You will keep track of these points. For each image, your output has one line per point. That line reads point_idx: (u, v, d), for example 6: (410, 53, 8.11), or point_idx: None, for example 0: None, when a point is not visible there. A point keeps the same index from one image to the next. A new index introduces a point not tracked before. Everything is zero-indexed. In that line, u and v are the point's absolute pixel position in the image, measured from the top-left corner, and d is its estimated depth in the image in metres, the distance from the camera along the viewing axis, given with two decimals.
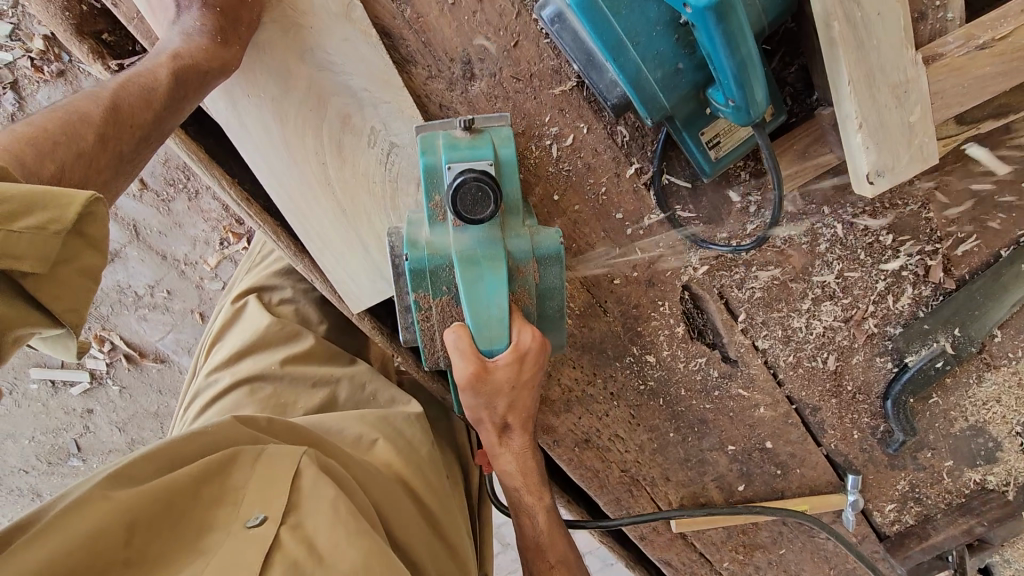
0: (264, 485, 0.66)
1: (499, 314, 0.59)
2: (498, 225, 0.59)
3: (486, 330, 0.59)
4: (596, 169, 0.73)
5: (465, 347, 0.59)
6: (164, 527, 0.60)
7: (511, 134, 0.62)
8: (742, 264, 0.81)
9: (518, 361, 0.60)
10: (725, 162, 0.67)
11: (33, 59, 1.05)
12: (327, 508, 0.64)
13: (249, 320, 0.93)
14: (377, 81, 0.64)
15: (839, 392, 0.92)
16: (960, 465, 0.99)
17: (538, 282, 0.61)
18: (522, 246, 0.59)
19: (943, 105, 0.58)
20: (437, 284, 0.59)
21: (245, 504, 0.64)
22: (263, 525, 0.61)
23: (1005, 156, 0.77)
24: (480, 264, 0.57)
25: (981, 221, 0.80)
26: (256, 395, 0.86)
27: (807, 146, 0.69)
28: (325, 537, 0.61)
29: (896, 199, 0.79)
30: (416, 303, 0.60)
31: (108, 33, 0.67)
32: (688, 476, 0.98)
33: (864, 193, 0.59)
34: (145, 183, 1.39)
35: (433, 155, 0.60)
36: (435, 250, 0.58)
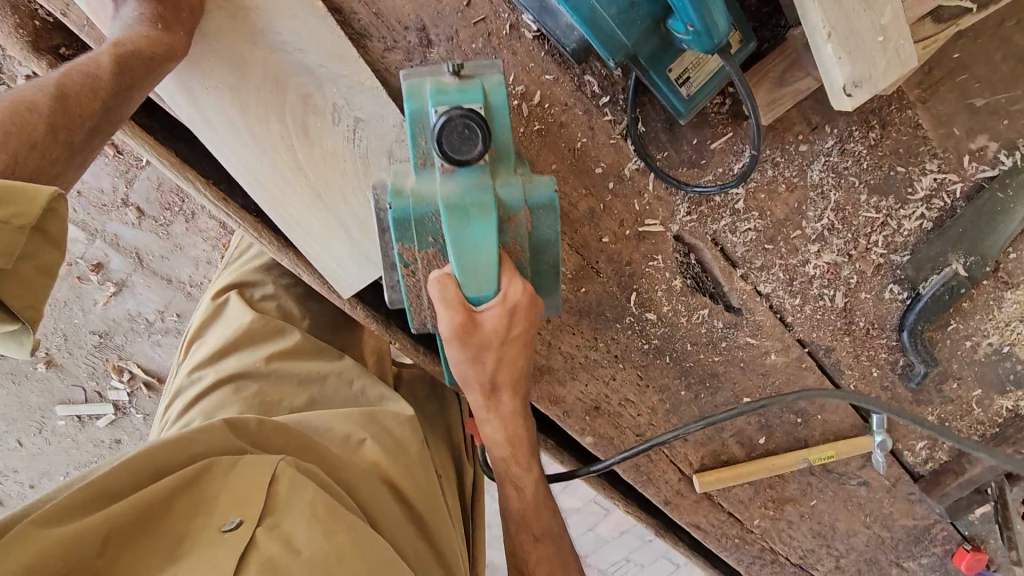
0: (240, 488, 0.65)
1: (487, 261, 0.56)
2: (489, 173, 0.56)
3: (472, 275, 0.56)
4: (569, 125, 0.71)
5: (448, 317, 0.57)
6: (137, 536, 0.60)
7: (501, 74, 0.58)
8: (732, 207, 0.78)
9: (506, 315, 0.57)
10: (699, 100, 0.65)
11: None
12: (304, 507, 0.64)
13: (231, 317, 0.93)
14: (333, 57, 0.64)
15: (851, 330, 0.89)
16: (988, 393, 0.97)
17: (530, 231, 0.58)
18: (511, 195, 0.56)
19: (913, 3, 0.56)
20: (422, 235, 0.56)
21: (218, 511, 0.63)
22: (238, 529, 0.61)
23: (994, 58, 0.73)
24: (467, 212, 0.54)
25: (979, 131, 0.77)
26: (241, 392, 0.85)
27: (782, 71, 0.67)
28: (302, 535, 0.61)
29: (887, 120, 0.76)
30: (402, 256, 0.58)
31: (67, 48, 0.67)
32: (705, 434, 0.96)
33: (842, 107, 0.57)
34: (142, 212, 1.40)
35: (419, 101, 0.56)
36: (420, 200, 0.55)
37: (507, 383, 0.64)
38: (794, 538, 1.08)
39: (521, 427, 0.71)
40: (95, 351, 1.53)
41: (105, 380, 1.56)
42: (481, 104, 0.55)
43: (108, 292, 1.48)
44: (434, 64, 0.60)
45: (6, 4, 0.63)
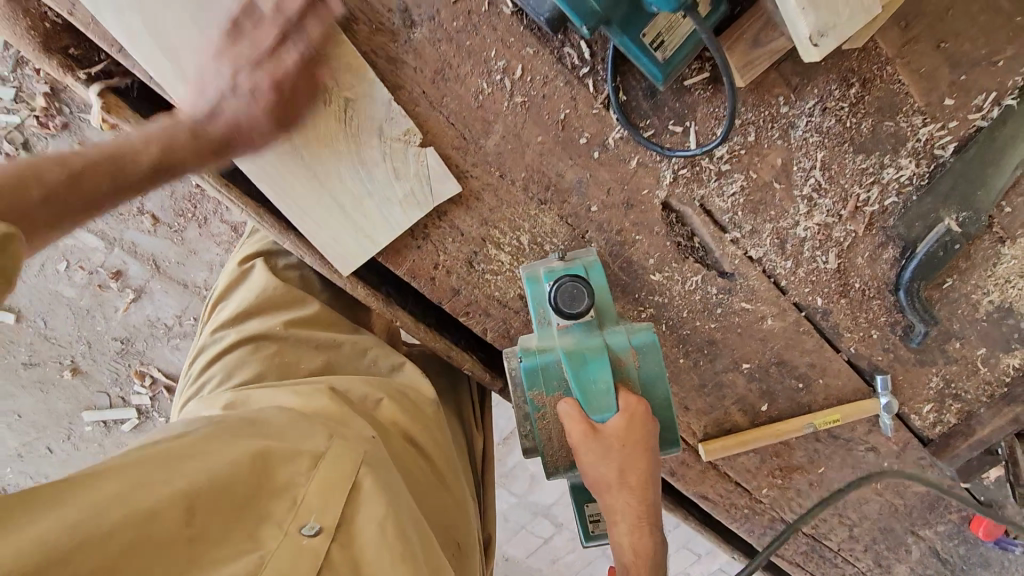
0: (323, 486, 0.64)
1: (605, 386, 0.65)
2: (596, 324, 0.67)
3: (596, 399, 0.65)
4: (551, 97, 0.73)
5: (578, 436, 0.64)
6: (220, 510, 0.58)
7: (599, 256, 0.72)
8: (718, 171, 0.80)
9: (628, 423, 0.64)
10: (674, 64, 0.67)
11: (38, 117, 1.26)
12: (377, 526, 0.62)
13: (253, 283, 0.95)
14: (322, 41, 0.67)
15: (847, 291, 0.90)
16: (994, 351, 0.97)
17: (638, 369, 0.67)
18: (620, 338, 0.67)
19: None
20: (549, 380, 0.66)
21: (296, 505, 0.62)
22: (317, 537, 0.60)
23: (971, 10, 0.74)
24: (583, 352, 0.65)
25: (962, 85, 0.78)
26: (259, 352, 0.87)
27: (756, 32, 0.69)
28: (370, 559, 0.61)
29: (867, 77, 0.76)
30: (533, 404, 0.67)
31: (75, 48, 0.72)
32: (707, 403, 0.97)
33: (810, 59, 0.58)
34: (156, 219, 1.45)
35: (536, 279, 0.70)
36: (543, 350, 0.66)
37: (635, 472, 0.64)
38: (805, 507, 1.08)
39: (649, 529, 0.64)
40: (118, 356, 1.58)
41: (128, 386, 1.61)
42: (585, 272, 0.68)
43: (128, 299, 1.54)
44: (543, 257, 0.74)
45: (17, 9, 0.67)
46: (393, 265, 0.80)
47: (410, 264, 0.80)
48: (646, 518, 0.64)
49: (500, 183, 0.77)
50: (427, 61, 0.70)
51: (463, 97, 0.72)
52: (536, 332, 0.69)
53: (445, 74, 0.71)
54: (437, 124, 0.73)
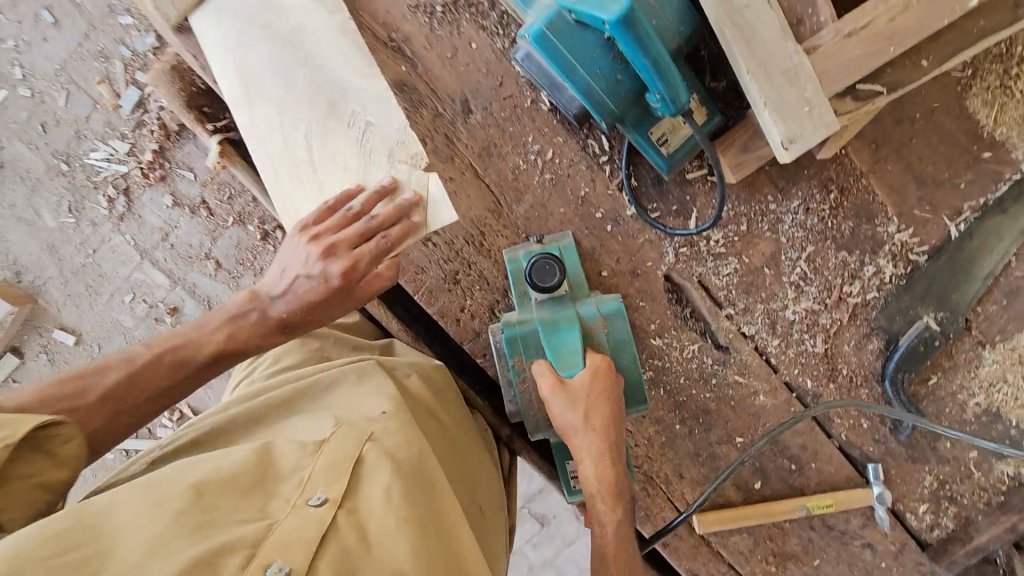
0: (327, 464, 0.67)
1: (575, 346, 0.76)
2: (569, 296, 0.80)
3: (566, 359, 0.76)
4: (574, 176, 0.89)
5: (549, 388, 0.75)
6: (229, 492, 0.62)
7: (572, 240, 0.86)
8: (715, 252, 0.92)
9: (594, 378, 0.75)
10: (675, 158, 0.83)
11: (143, 169, 1.42)
12: (380, 495, 0.66)
13: None
14: (359, 75, 0.81)
15: (836, 376, 0.97)
16: (987, 456, 1.00)
17: (608, 335, 0.79)
18: (589, 308, 0.79)
19: (829, 82, 0.70)
20: (528, 347, 0.78)
21: (305, 480, 0.65)
22: (324, 506, 0.63)
23: (933, 141, 0.89)
24: (558, 319, 0.78)
25: (928, 200, 0.90)
26: (303, 346, 0.90)
27: (747, 140, 0.84)
28: (377, 524, 0.64)
29: (845, 186, 0.90)
30: (515, 369, 0.79)
31: (208, 107, 0.92)
32: (702, 473, 1.01)
33: (784, 159, 0.72)
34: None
35: (518, 261, 0.84)
36: (524, 321, 0.79)
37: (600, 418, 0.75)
38: None
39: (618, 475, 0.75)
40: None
41: None
42: (560, 252, 0.83)
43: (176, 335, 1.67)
44: (524, 240, 0.89)
45: (178, 76, 0.90)
46: (426, 302, 0.92)
47: (441, 304, 0.92)
48: (608, 452, 0.74)
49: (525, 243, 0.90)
50: (477, 139, 0.87)
51: (503, 171, 0.88)
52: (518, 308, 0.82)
53: (490, 151, 0.88)
54: (479, 189, 0.89)
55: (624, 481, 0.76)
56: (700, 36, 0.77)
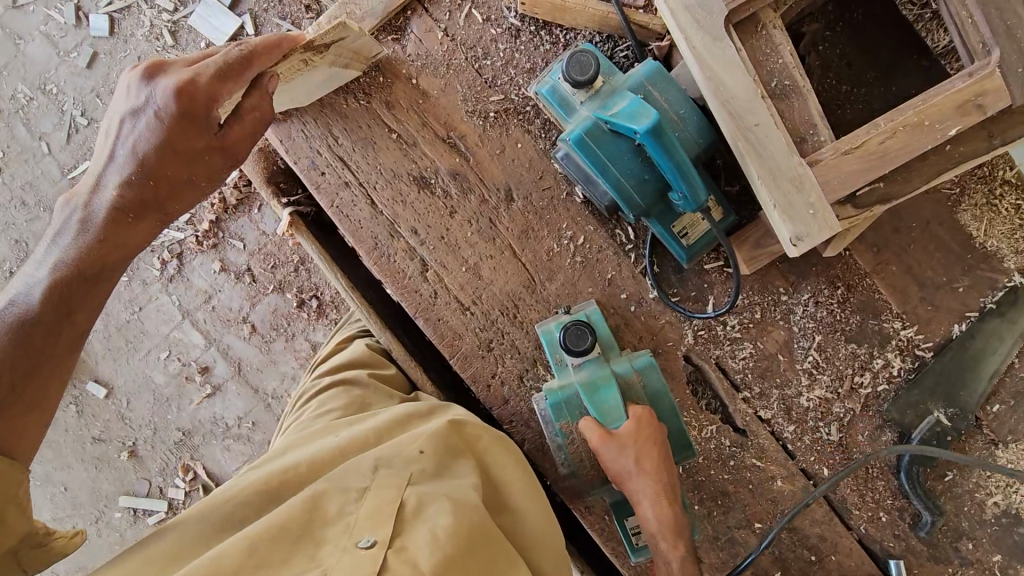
0: (373, 512, 0.71)
1: (614, 400, 0.86)
2: (601, 358, 0.90)
3: (609, 413, 0.85)
4: (602, 260, 0.98)
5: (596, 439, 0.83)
6: (281, 547, 0.68)
7: (596, 306, 0.95)
8: (731, 337, 0.99)
9: (637, 426, 0.84)
10: (694, 248, 0.92)
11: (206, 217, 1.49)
12: (425, 535, 0.69)
13: (349, 349, 1.05)
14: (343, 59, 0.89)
15: (851, 466, 0.99)
16: (1011, 561, 0.99)
17: (645, 387, 0.90)
18: (621, 367, 0.89)
19: (830, 190, 0.80)
20: (572, 409, 0.89)
21: (350, 529, 0.70)
22: (372, 548, 0.67)
23: (930, 248, 0.98)
24: (595, 380, 0.87)
25: (930, 300, 0.98)
26: (350, 391, 0.95)
27: (759, 237, 0.94)
28: (427, 560, 0.66)
29: (851, 283, 0.98)
30: (563, 431, 0.90)
31: (283, 183, 1.05)
32: (720, 559, 1.00)
33: (793, 254, 0.81)
34: (255, 328, 1.69)
35: (548, 332, 0.94)
36: (564, 387, 0.89)
37: (652, 461, 0.83)
38: None
39: (675, 511, 0.84)
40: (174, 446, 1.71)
41: (171, 477, 1.71)
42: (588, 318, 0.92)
43: (202, 394, 1.72)
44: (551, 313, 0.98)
45: (262, 155, 1.04)
46: (461, 367, 0.99)
47: (474, 370, 0.99)
48: (664, 492, 0.83)
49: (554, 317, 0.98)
50: (517, 223, 0.98)
51: (538, 252, 0.99)
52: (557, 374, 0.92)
53: (528, 234, 0.98)
54: (516, 267, 0.99)
55: (681, 519, 0.84)
56: (718, 146, 0.89)
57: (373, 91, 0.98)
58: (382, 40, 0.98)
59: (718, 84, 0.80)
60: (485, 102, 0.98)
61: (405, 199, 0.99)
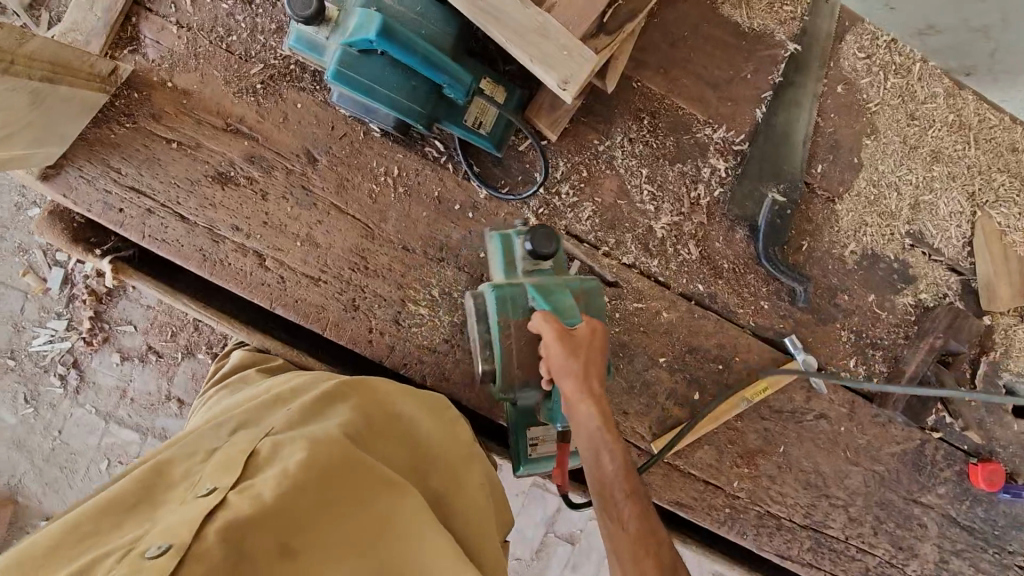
0: (224, 463, 0.68)
1: (568, 303, 0.86)
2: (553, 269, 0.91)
3: (563, 311, 0.85)
4: (424, 181, 0.99)
5: (554, 328, 0.80)
6: (115, 511, 0.62)
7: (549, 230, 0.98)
8: (570, 202, 1.02)
9: (593, 329, 0.82)
10: (494, 133, 0.94)
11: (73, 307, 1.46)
12: (273, 473, 0.66)
13: (231, 359, 1.02)
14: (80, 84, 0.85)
15: (721, 272, 1.05)
16: (885, 294, 1.08)
17: (590, 307, 0.90)
18: (575, 280, 0.91)
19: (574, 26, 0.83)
20: (515, 304, 0.86)
21: (197, 482, 0.66)
22: (211, 493, 0.63)
23: (708, 51, 1.03)
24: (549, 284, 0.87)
25: (727, 97, 1.03)
26: (229, 388, 0.92)
27: (551, 101, 0.97)
28: (270, 495, 0.63)
29: (654, 111, 1.02)
30: (500, 324, 0.86)
31: (92, 237, 1.01)
32: (643, 404, 1.06)
33: (568, 99, 0.84)
34: (183, 401, 1.56)
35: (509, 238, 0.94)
36: (513, 284, 0.88)
37: (595, 363, 0.80)
38: (787, 495, 1.09)
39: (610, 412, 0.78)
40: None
41: None
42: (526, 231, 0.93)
43: None
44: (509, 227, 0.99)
45: (56, 218, 0.99)
46: (337, 335, 1.00)
47: (351, 333, 1.00)
48: (599, 398, 0.78)
49: (403, 252, 1.00)
50: (330, 179, 0.98)
51: (361, 199, 0.99)
52: (506, 278, 0.92)
53: (345, 186, 0.98)
54: (348, 221, 0.99)
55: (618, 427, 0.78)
56: (471, 34, 0.91)
57: (134, 109, 0.94)
58: (119, 54, 0.94)
59: None
60: (248, 77, 0.96)
61: (213, 201, 0.96)
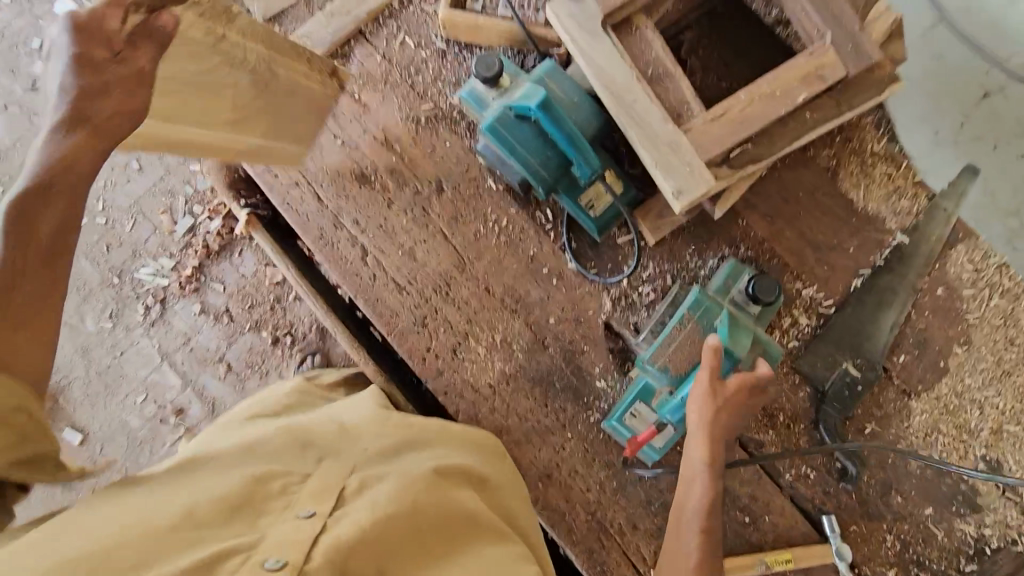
0: (319, 488, 0.72)
1: (745, 339, 0.92)
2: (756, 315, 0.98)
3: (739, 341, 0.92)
4: (525, 239, 1.09)
5: (714, 367, 0.88)
6: (218, 515, 0.64)
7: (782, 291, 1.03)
8: (647, 303, 1.07)
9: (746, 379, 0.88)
10: (601, 219, 1.04)
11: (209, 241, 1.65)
12: (368, 508, 0.70)
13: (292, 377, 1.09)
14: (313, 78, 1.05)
15: (773, 423, 1.04)
16: (942, 512, 1.01)
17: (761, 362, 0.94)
18: (761, 337, 0.95)
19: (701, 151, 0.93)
20: (704, 312, 0.95)
21: (290, 501, 0.69)
22: (314, 517, 0.67)
23: (819, 215, 1.08)
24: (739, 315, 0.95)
25: (826, 262, 1.07)
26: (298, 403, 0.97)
27: (660, 209, 1.05)
28: (368, 527, 0.67)
29: (752, 250, 1.08)
30: (682, 314, 0.95)
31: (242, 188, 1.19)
32: (655, 524, 1.02)
33: (677, 208, 0.92)
34: (231, 367, 1.67)
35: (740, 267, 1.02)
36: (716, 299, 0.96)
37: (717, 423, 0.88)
38: None
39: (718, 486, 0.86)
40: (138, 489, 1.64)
41: None
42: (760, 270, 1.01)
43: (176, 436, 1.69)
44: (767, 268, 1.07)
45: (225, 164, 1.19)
46: (398, 342, 1.07)
47: (411, 345, 1.07)
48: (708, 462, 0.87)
49: (483, 292, 1.08)
50: (448, 210, 1.10)
51: (467, 235, 1.09)
52: (716, 290, 0.99)
53: (457, 220, 1.10)
54: (448, 248, 1.09)
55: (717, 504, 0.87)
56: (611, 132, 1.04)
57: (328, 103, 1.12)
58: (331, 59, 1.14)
59: (599, 70, 0.95)
60: (417, 110, 1.13)
61: (348, 194, 1.11)
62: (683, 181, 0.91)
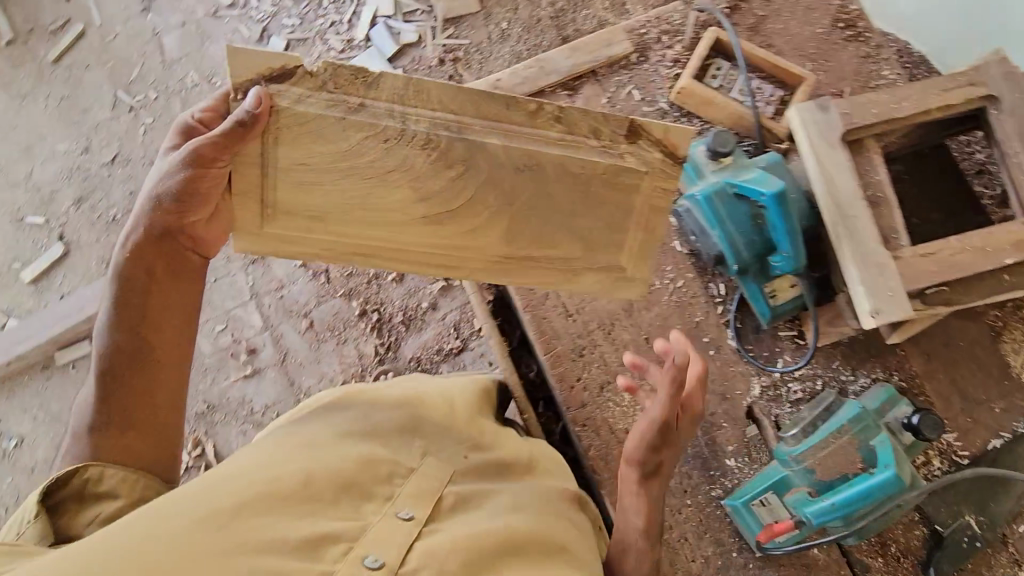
0: (418, 489, 0.74)
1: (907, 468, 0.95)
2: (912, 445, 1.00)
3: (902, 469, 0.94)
4: (694, 304, 1.14)
5: (671, 381, 0.79)
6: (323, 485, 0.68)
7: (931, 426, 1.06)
8: (793, 400, 1.11)
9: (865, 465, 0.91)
10: (779, 308, 1.09)
11: None
12: (462, 523, 0.72)
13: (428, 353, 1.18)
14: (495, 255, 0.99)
15: (885, 552, 1.06)
16: None
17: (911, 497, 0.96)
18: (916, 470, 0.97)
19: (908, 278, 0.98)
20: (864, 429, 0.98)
21: (393, 495, 0.72)
22: (410, 520, 0.69)
23: (973, 367, 1.12)
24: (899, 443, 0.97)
25: (969, 413, 1.11)
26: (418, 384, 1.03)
27: (832, 317, 1.10)
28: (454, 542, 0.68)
29: (902, 380, 1.12)
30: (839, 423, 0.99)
31: None
32: None
33: (871, 324, 0.97)
34: (312, 325, 1.61)
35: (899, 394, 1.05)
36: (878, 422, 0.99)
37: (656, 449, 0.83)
38: None
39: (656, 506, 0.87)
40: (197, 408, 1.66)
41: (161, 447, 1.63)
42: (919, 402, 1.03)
43: (242, 375, 1.63)
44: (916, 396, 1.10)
45: None
46: (552, 363, 1.12)
47: (563, 370, 1.11)
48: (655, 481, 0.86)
49: (643, 342, 1.12)
50: None
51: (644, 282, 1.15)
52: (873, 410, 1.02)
53: None
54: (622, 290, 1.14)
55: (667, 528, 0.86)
56: (812, 237, 1.10)
57: None
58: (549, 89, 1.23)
59: (828, 180, 1.02)
60: None
61: None
62: (883, 300, 0.97)
